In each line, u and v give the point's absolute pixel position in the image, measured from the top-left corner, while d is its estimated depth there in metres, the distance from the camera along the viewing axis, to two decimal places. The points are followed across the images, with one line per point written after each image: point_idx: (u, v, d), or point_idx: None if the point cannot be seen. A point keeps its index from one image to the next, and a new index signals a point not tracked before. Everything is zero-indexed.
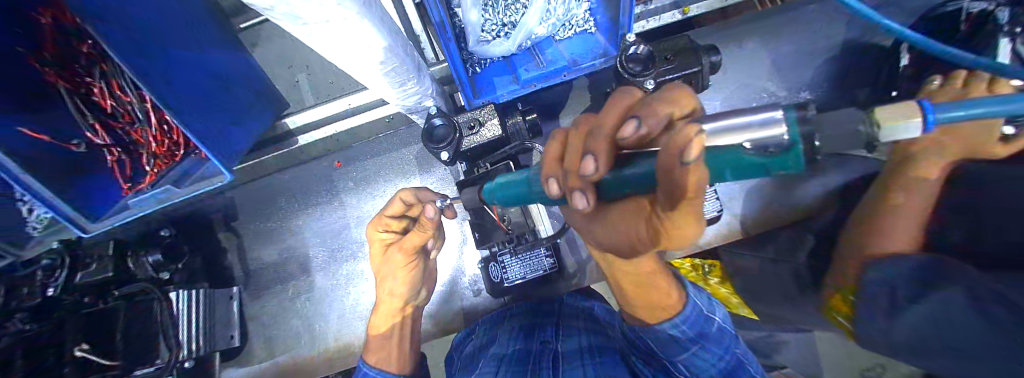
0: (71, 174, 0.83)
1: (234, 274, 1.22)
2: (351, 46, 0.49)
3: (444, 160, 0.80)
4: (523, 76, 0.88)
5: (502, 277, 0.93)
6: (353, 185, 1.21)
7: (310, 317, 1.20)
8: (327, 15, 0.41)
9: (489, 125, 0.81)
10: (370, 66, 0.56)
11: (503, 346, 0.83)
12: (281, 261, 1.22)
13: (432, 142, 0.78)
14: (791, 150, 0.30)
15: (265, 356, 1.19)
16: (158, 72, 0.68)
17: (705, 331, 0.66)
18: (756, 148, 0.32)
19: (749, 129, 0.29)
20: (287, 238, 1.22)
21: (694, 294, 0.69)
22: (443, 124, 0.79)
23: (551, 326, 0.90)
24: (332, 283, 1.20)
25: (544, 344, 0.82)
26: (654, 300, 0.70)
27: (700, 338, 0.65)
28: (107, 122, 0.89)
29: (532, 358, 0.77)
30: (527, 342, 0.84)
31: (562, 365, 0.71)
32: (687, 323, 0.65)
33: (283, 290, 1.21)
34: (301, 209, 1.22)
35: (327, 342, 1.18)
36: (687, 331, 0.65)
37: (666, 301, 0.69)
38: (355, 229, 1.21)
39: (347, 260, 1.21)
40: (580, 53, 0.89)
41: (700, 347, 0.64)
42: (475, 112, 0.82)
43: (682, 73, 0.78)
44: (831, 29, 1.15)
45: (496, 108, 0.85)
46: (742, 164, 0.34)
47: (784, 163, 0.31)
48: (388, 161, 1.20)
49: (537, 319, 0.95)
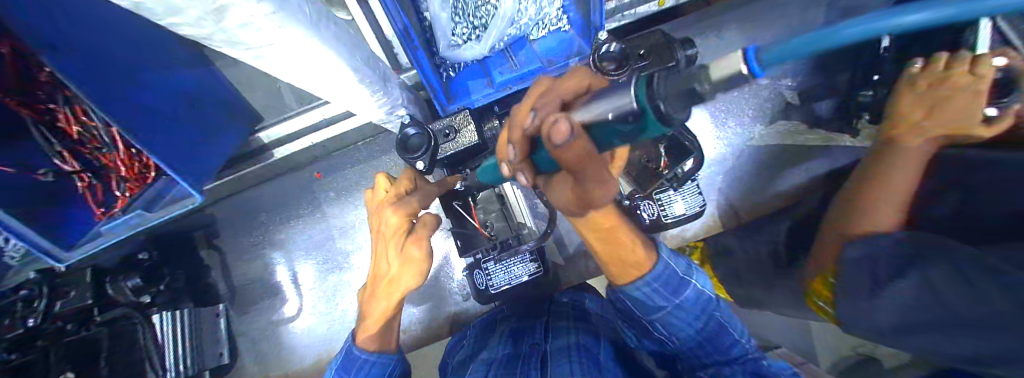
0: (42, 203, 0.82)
1: (220, 291, 1.20)
2: (308, 68, 0.48)
3: (421, 170, 0.77)
4: (497, 80, 0.86)
5: (487, 284, 0.92)
6: (335, 194, 1.20)
7: (299, 329, 1.19)
8: (271, 43, 0.41)
9: (466, 131, 0.79)
10: (331, 84, 0.55)
11: (493, 350, 0.81)
12: (267, 275, 1.21)
13: (407, 152, 0.76)
14: (646, 117, 0.31)
15: (257, 371, 1.18)
16: (120, 92, 0.66)
17: (677, 291, 0.61)
18: (619, 118, 0.33)
19: (609, 106, 0.33)
20: (272, 252, 1.21)
21: (668, 255, 0.62)
22: (417, 132, 0.77)
23: (540, 327, 0.86)
24: (320, 295, 1.20)
25: (533, 347, 0.78)
26: (621, 257, 0.61)
27: (674, 299, 0.60)
28: (74, 146, 0.87)
29: (522, 359, 0.74)
30: (516, 345, 0.81)
31: (550, 364, 0.68)
32: (658, 281, 0.60)
33: (271, 304, 1.21)
34: (283, 222, 1.21)
35: (319, 353, 1.17)
36: (658, 290, 0.60)
37: (631, 257, 0.61)
38: (340, 238, 1.20)
39: (333, 271, 1.20)
40: (554, 53, 0.88)
41: (675, 307, 0.60)
42: (451, 118, 0.80)
43: (657, 69, 0.77)
44: (809, 15, 1.14)
45: (471, 113, 0.84)
46: (615, 133, 0.35)
47: (646, 127, 0.33)
48: (370, 169, 1.18)
49: (527, 321, 0.93)
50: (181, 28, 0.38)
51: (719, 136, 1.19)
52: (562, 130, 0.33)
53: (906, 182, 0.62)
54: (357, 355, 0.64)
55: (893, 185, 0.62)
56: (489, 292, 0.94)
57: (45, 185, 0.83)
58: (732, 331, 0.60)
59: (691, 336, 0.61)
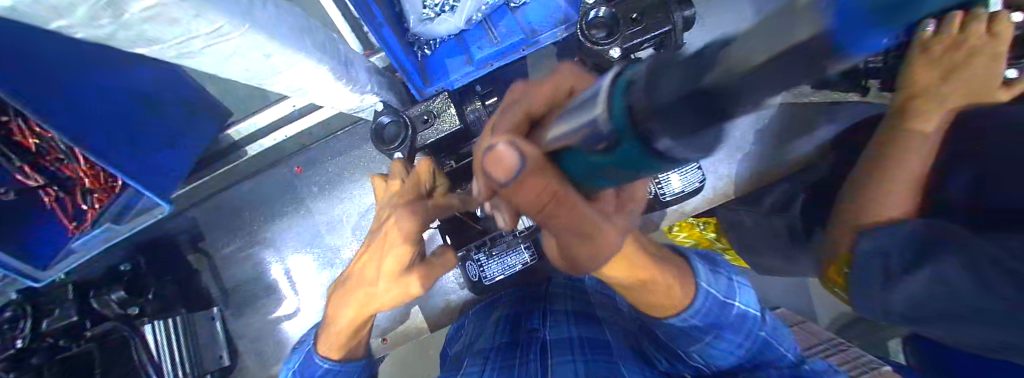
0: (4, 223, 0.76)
1: (212, 294, 1.17)
2: (246, 59, 0.41)
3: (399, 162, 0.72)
4: (477, 56, 0.79)
5: (481, 275, 0.89)
6: (318, 190, 1.14)
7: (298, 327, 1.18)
8: (191, 32, 0.34)
9: (446, 116, 0.72)
10: (281, 74, 0.48)
11: (489, 338, 0.79)
12: (258, 275, 1.18)
13: (384, 144, 0.71)
14: (624, 145, 0.21)
15: (259, 369, 1.18)
16: (63, 105, 0.61)
17: (717, 321, 0.58)
18: (591, 146, 0.25)
19: (575, 118, 0.26)
20: (261, 252, 1.18)
21: (708, 283, 0.59)
22: (393, 122, 0.71)
23: (539, 312, 0.85)
24: (315, 292, 1.18)
25: (532, 335, 0.76)
26: (654, 301, 0.56)
27: (714, 328, 0.58)
28: (33, 160, 0.79)
29: (519, 349, 0.72)
30: (514, 333, 0.79)
31: (550, 355, 0.65)
32: (698, 316, 0.57)
33: (267, 304, 1.19)
34: (268, 221, 1.16)
35: None
36: (697, 324, 0.57)
37: (668, 301, 0.56)
38: (329, 235, 1.16)
39: (325, 268, 1.17)
40: (539, 21, 0.79)
41: (713, 336, 0.59)
42: (429, 102, 0.73)
43: (651, 36, 0.69)
44: None
45: (451, 95, 0.78)
46: (587, 166, 0.28)
47: (637, 165, 0.22)
48: (353, 161, 1.12)
49: (527, 307, 0.90)
50: (74, 25, 0.31)
51: None
52: (505, 165, 0.32)
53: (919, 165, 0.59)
54: (316, 361, 0.61)
55: (904, 169, 0.59)
56: (483, 283, 0.91)
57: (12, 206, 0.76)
58: (780, 345, 0.61)
59: (732, 362, 0.61)
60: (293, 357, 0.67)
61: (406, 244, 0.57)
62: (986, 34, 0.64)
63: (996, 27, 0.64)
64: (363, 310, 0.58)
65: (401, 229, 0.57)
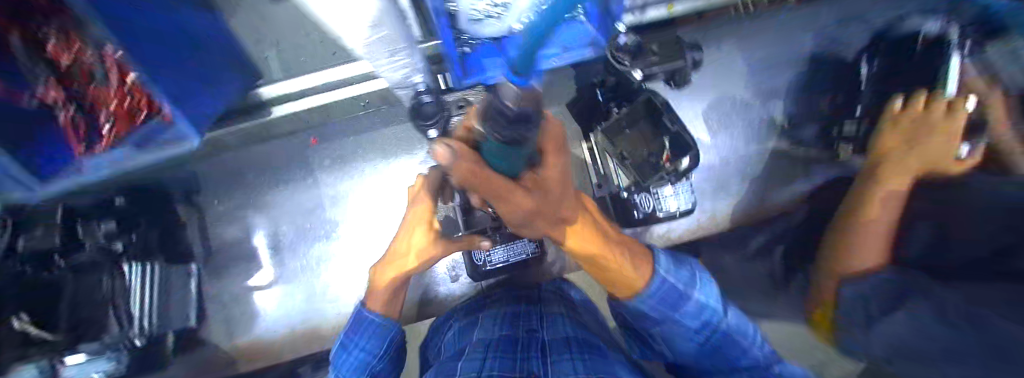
0: None
1: (194, 249, 1.14)
2: (349, 16, 0.46)
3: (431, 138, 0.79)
4: (514, 59, 0.86)
5: (485, 260, 0.95)
6: (329, 163, 1.17)
7: (280, 298, 1.16)
8: None
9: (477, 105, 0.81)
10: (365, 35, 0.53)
11: (487, 331, 0.78)
12: (249, 239, 1.16)
13: (421, 119, 0.77)
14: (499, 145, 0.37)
15: (225, 334, 1.14)
16: (131, 26, 0.59)
17: (676, 304, 0.64)
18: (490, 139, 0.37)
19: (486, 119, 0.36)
20: (255, 215, 1.16)
21: (665, 270, 0.66)
22: (431, 101, 0.77)
23: (536, 314, 0.86)
24: (304, 265, 1.16)
25: (530, 333, 0.77)
26: (620, 281, 0.64)
27: (673, 313, 0.64)
28: (63, 78, 0.73)
29: (521, 344, 0.71)
30: (513, 328, 0.79)
31: (551, 355, 0.66)
32: (655, 298, 0.64)
33: (248, 269, 1.16)
34: (271, 187, 1.16)
35: (295, 324, 1.15)
36: (657, 304, 0.64)
37: (630, 283, 0.63)
38: (330, 208, 1.17)
39: (320, 241, 1.17)
40: (568, 41, 0.91)
41: (672, 319, 0.65)
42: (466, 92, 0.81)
43: (668, 67, 0.80)
44: (798, 43, 1.25)
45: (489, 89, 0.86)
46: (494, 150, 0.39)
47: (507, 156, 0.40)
48: (371, 141, 1.16)
49: (520, 308, 0.91)
50: None
51: (712, 145, 1.26)
52: (444, 156, 0.35)
53: (888, 214, 0.76)
54: (366, 317, 0.73)
55: (874, 218, 0.77)
56: (485, 269, 0.98)
57: None
58: (745, 340, 0.67)
59: (694, 348, 0.67)
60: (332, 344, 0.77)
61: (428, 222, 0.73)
62: (945, 112, 0.82)
63: (952, 110, 0.81)
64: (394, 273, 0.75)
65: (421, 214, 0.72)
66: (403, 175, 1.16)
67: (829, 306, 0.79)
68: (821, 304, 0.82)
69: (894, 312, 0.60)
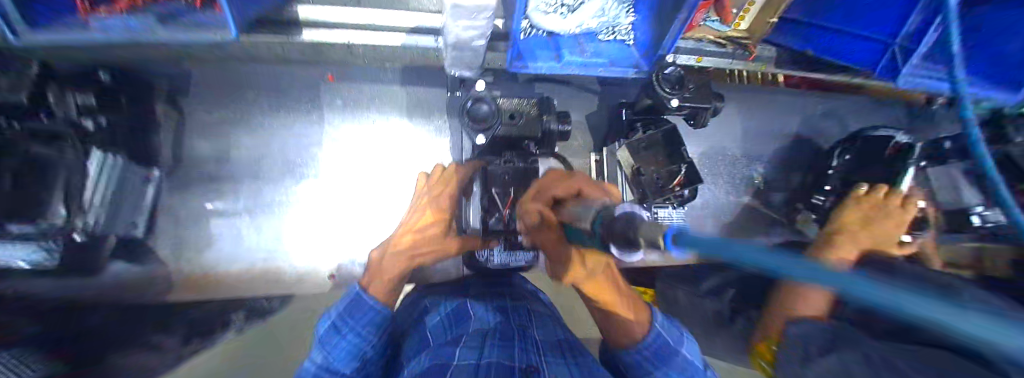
0: None
1: (162, 153, 1.02)
2: None
3: (477, 143, 0.77)
4: (565, 58, 0.90)
5: (488, 258, 0.97)
6: (341, 105, 1.10)
7: (245, 230, 1.06)
8: None
9: (528, 120, 0.82)
10: None
11: (480, 318, 0.80)
12: (226, 158, 1.05)
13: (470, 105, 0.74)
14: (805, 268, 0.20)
15: (174, 257, 1.03)
16: None
17: (667, 357, 0.72)
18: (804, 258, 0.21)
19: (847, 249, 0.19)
20: (242, 136, 1.06)
21: (660, 325, 0.75)
22: (487, 106, 0.75)
23: (525, 309, 0.88)
24: (282, 201, 1.08)
25: (522, 326, 0.79)
26: (618, 327, 0.77)
27: (662, 365, 0.71)
28: None
29: (516, 334, 0.75)
30: (506, 316, 0.82)
31: (543, 353, 0.71)
32: (648, 351, 0.72)
33: (218, 190, 1.05)
34: (268, 109, 1.07)
35: (254, 261, 1.06)
36: (647, 357, 0.72)
37: (630, 330, 0.76)
38: (328, 150, 1.10)
39: (307, 180, 1.09)
40: (615, 59, 0.95)
41: (662, 372, 0.71)
42: (519, 101, 0.82)
43: (698, 105, 0.89)
44: (785, 123, 1.44)
45: (538, 101, 0.85)
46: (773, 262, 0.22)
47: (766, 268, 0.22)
48: (390, 95, 1.12)
49: (503, 301, 0.90)
50: None
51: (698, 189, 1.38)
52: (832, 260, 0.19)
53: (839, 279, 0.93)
54: (364, 300, 0.79)
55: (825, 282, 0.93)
56: (484, 265, 1.00)
57: None
58: None
59: None
60: (320, 322, 0.81)
61: (439, 220, 0.85)
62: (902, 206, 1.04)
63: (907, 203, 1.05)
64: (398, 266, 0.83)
65: (438, 210, 0.86)
66: (414, 139, 1.14)
67: (772, 341, 0.93)
68: (766, 339, 0.96)
69: (831, 354, 0.72)
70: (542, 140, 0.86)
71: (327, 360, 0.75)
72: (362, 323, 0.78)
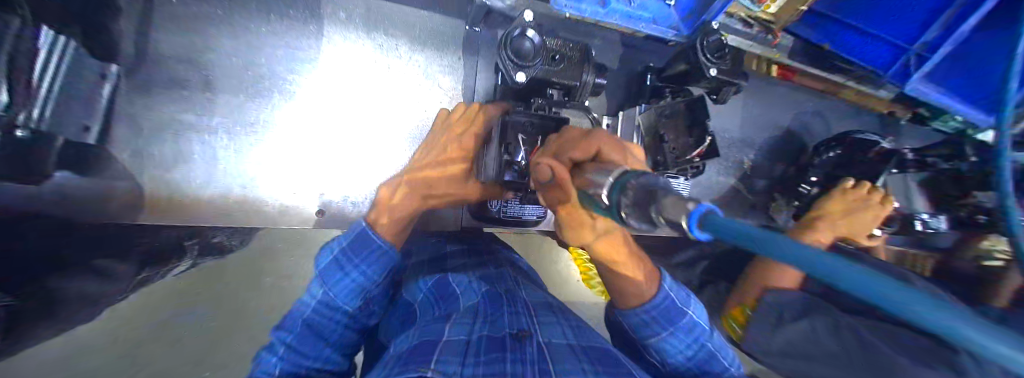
0: None
1: (123, 47, 0.86)
2: None
3: (517, 82, 0.73)
4: (611, 5, 0.85)
5: (501, 209, 0.94)
6: (346, 20, 0.98)
7: (219, 151, 0.92)
8: None
9: (566, 64, 0.78)
10: None
11: (467, 288, 0.77)
12: (200, 63, 0.90)
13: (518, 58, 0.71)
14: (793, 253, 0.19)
15: (134, 172, 0.88)
16: None
17: (673, 319, 0.75)
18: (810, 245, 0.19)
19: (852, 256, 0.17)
20: (224, 39, 0.91)
21: (670, 287, 0.76)
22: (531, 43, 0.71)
23: (511, 277, 0.87)
24: (266, 122, 0.95)
25: (509, 292, 0.78)
26: (627, 288, 0.76)
27: (669, 326, 0.75)
28: None
29: (505, 300, 0.73)
30: (493, 283, 0.80)
31: (534, 315, 0.71)
32: (655, 311, 0.75)
33: (191, 98, 0.90)
34: (257, 12, 0.92)
35: (229, 189, 0.93)
36: (656, 318, 0.75)
37: (640, 291, 0.75)
38: (324, 71, 0.97)
39: (297, 102, 0.96)
40: (654, 15, 0.91)
41: (668, 333, 0.75)
42: (559, 43, 0.78)
43: (727, 78, 0.88)
44: (779, 116, 1.51)
45: (579, 48, 0.81)
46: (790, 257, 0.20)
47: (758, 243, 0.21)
48: (400, 19, 1.01)
49: (486, 270, 0.87)
50: None
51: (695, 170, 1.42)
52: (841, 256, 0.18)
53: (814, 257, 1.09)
54: (369, 239, 0.75)
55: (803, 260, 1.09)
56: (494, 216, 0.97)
57: None
58: (723, 359, 0.77)
59: (682, 361, 0.75)
60: (320, 256, 0.77)
61: (461, 157, 0.82)
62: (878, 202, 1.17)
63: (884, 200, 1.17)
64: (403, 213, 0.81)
65: (460, 146, 0.82)
66: (422, 72, 1.04)
67: (746, 306, 1.00)
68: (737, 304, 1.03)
69: None
70: (574, 95, 0.82)
71: (326, 296, 0.72)
72: (367, 262, 0.74)
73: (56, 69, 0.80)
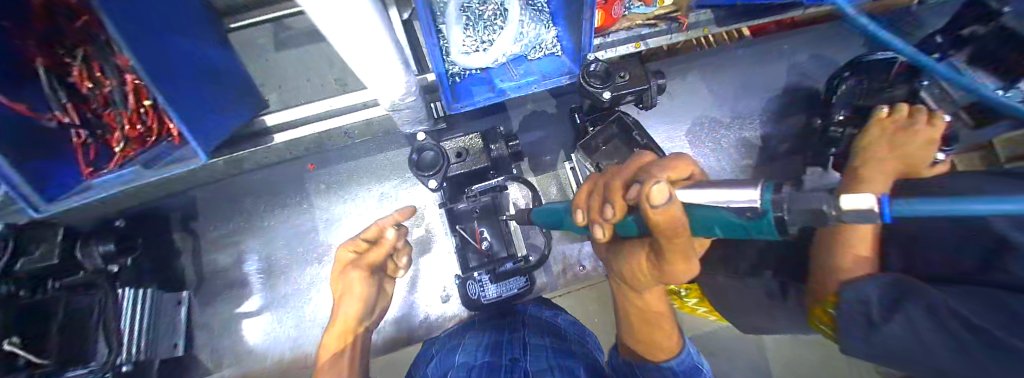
0: (38, 156, 0.71)
1: (187, 277, 1.15)
2: (362, 45, 0.52)
3: (431, 188, 0.82)
4: (499, 86, 0.97)
5: (480, 294, 1.02)
6: (326, 188, 1.21)
7: (264, 328, 1.14)
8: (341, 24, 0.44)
9: (476, 155, 0.87)
10: (356, 70, 0.63)
11: (470, 356, 0.77)
12: (240, 264, 1.17)
13: (420, 169, 0.80)
14: (764, 218, 0.30)
15: (211, 365, 1.11)
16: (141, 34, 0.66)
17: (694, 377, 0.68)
18: (735, 209, 0.31)
19: (729, 198, 0.32)
20: (251, 240, 1.18)
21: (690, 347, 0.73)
22: (433, 152, 0.81)
23: (516, 341, 0.81)
24: (291, 291, 1.17)
25: (512, 360, 0.71)
26: (654, 341, 0.71)
27: None
28: (80, 103, 0.81)
29: (503, 370, 0.67)
30: (495, 355, 0.75)
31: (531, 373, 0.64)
32: (679, 367, 0.68)
33: (239, 293, 1.16)
34: (266, 211, 1.19)
35: (283, 352, 1.13)
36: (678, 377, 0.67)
37: (667, 342, 0.71)
38: (325, 233, 1.20)
39: (313, 263, 1.18)
40: (549, 71, 1.00)
41: None
42: (463, 139, 0.88)
43: (636, 89, 0.92)
44: (762, 73, 1.37)
45: (483, 134, 0.91)
46: (726, 225, 0.33)
47: (759, 227, 0.31)
48: (365, 168, 1.22)
49: (498, 337, 0.86)
50: None
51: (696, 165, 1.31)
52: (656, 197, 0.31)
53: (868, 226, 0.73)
54: None
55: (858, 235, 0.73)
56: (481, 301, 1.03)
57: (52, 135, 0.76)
58: None
59: None
60: None
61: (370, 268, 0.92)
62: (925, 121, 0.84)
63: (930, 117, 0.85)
64: (346, 335, 0.91)
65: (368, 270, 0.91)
66: (394, 199, 1.22)
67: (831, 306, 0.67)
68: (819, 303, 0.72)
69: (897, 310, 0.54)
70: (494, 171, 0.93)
71: None
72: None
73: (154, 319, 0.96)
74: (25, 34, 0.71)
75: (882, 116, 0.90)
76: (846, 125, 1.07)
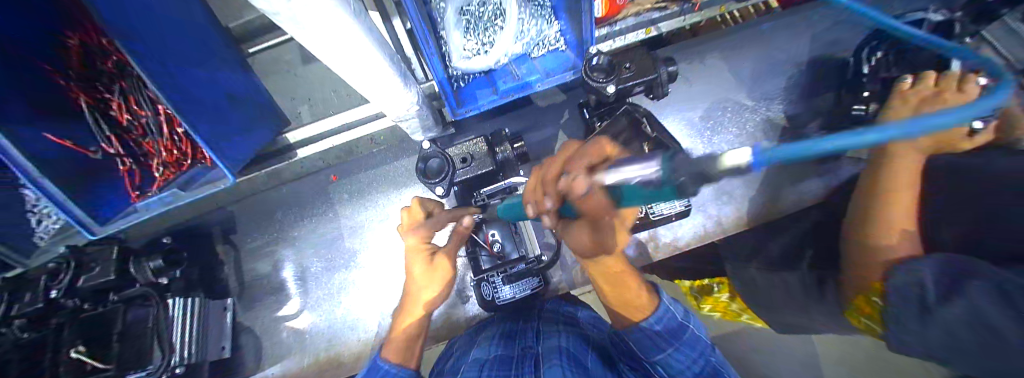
0: (86, 180, 0.83)
1: (230, 286, 1.25)
2: (362, 65, 0.53)
3: (438, 194, 0.83)
4: (501, 88, 0.97)
5: (494, 295, 0.98)
6: (348, 197, 1.27)
7: (300, 329, 1.22)
8: (333, 48, 0.46)
9: (480, 159, 0.87)
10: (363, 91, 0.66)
11: (485, 351, 0.78)
12: (276, 272, 1.25)
13: (427, 177, 0.81)
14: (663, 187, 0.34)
15: (256, 366, 1.21)
16: (161, 70, 0.73)
17: (678, 335, 0.64)
18: (642, 183, 0.36)
19: (637, 174, 0.36)
20: (284, 250, 1.26)
21: (667, 300, 0.67)
22: (439, 159, 0.82)
23: (532, 331, 0.83)
24: (323, 295, 1.23)
25: (526, 351, 0.75)
26: (627, 300, 0.69)
27: (674, 340, 0.63)
28: (121, 133, 0.92)
29: (515, 363, 0.71)
30: (509, 348, 0.78)
31: (543, 366, 0.66)
32: (661, 324, 0.64)
33: (277, 299, 1.24)
34: (296, 221, 1.27)
35: (318, 352, 1.20)
36: (660, 335, 0.63)
37: (638, 301, 0.68)
38: (350, 240, 1.25)
39: (341, 269, 1.24)
40: (553, 68, 0.99)
41: (674, 348, 0.62)
42: (466, 145, 0.87)
43: (643, 79, 0.87)
44: (792, 46, 1.25)
45: (487, 140, 0.91)
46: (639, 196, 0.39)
47: (664, 196, 0.36)
48: (382, 175, 1.26)
49: (514, 329, 0.88)
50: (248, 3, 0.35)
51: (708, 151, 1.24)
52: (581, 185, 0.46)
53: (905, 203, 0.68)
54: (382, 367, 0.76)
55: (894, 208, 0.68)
56: (495, 304, 0.99)
57: (97, 164, 0.88)
58: None
59: None
60: None
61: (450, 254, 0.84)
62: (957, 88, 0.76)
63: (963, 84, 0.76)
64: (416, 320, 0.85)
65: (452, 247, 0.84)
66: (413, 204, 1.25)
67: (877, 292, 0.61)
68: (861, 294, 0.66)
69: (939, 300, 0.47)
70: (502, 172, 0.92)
71: None
72: None
73: (203, 324, 1.07)
74: (58, 74, 0.85)
75: (904, 89, 0.82)
76: (869, 103, 0.97)
